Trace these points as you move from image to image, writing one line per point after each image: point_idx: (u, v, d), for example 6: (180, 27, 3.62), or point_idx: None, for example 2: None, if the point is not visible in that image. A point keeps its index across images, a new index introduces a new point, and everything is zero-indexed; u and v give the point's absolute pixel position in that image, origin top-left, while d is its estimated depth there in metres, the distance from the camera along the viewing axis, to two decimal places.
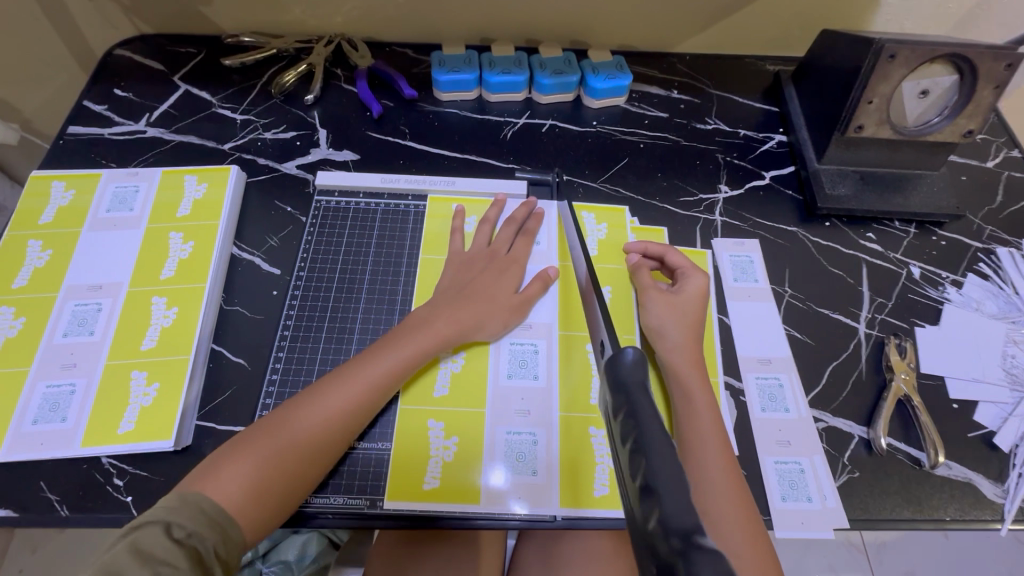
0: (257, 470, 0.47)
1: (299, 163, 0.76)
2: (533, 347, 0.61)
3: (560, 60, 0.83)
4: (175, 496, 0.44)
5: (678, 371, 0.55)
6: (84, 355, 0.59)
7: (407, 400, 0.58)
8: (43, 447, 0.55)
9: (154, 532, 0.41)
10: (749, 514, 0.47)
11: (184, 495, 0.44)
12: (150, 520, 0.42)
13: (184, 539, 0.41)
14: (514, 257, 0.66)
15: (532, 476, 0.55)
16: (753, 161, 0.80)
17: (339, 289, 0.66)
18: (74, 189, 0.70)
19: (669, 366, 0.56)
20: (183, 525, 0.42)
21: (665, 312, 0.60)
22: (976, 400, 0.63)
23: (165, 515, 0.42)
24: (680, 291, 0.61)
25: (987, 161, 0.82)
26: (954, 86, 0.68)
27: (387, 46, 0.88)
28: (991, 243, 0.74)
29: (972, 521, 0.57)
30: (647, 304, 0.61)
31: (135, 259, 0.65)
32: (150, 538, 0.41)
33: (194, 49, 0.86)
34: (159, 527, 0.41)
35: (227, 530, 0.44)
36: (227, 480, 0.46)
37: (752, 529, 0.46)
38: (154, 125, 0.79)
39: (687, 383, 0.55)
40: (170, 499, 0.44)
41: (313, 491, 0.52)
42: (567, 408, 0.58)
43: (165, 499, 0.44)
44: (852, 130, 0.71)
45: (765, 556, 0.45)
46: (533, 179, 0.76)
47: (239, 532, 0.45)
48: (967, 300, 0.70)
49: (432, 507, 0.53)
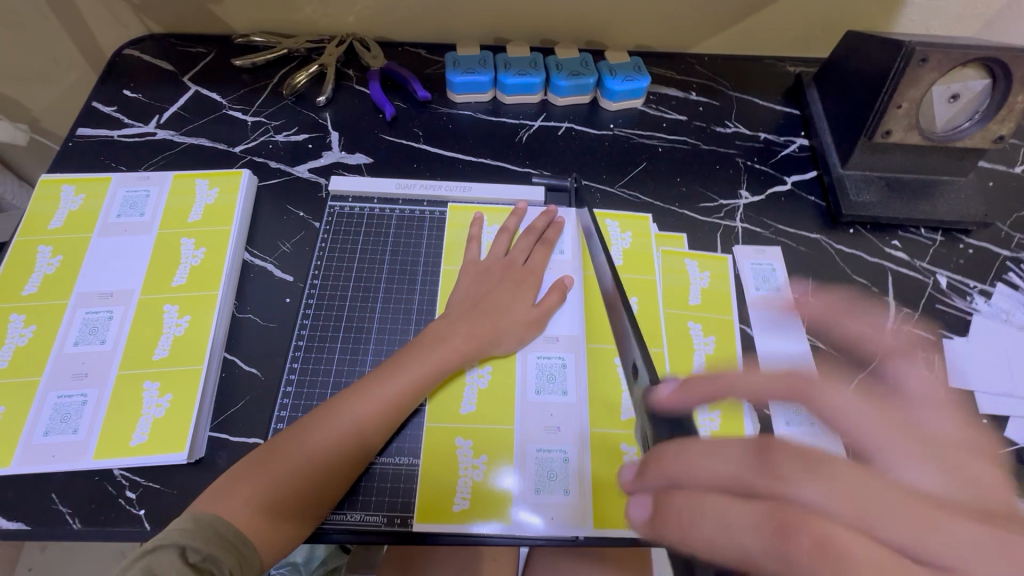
0: (272, 490, 0.46)
1: (311, 167, 0.75)
2: (560, 360, 0.60)
3: (577, 61, 0.81)
4: (188, 517, 0.43)
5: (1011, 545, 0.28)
6: (96, 365, 0.58)
7: (433, 416, 0.56)
8: (54, 459, 0.54)
9: (169, 557, 0.40)
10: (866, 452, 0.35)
11: (196, 516, 0.43)
12: (164, 543, 0.41)
13: (199, 563, 0.41)
14: (531, 267, 0.64)
15: (564, 495, 0.53)
16: (775, 165, 0.78)
17: (354, 298, 0.65)
18: (85, 193, 0.69)
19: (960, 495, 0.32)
20: (199, 549, 0.42)
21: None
22: (1007, 415, 0.61)
23: (180, 537, 0.42)
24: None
25: (1014, 167, 0.80)
26: (985, 90, 0.66)
27: (399, 46, 0.86)
28: (1019, 251, 0.72)
29: None
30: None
31: (146, 266, 0.64)
32: (165, 563, 0.40)
33: (204, 49, 0.85)
34: (174, 551, 0.41)
35: (244, 553, 0.44)
36: (240, 499, 0.45)
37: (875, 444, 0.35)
38: (163, 127, 0.78)
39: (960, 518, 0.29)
40: (183, 521, 0.43)
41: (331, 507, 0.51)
42: (598, 424, 0.57)
43: (178, 520, 0.43)
44: (879, 136, 0.68)
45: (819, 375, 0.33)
46: (550, 185, 0.74)
47: (255, 554, 0.44)
48: (996, 310, 0.68)
49: (461, 527, 0.52)
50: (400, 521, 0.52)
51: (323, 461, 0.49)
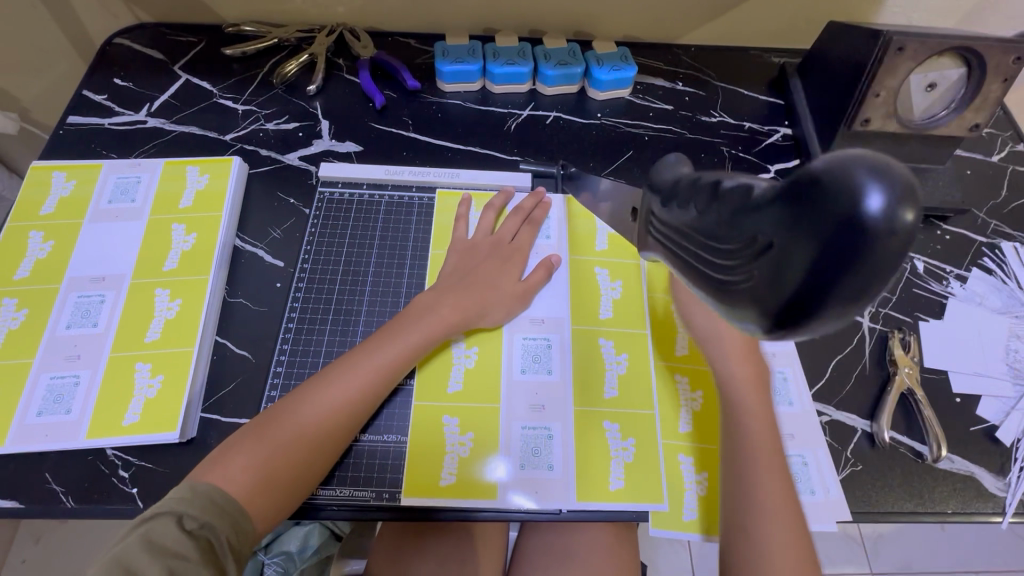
0: (265, 460, 0.47)
1: (301, 154, 0.76)
2: (545, 341, 0.61)
3: (564, 51, 0.82)
4: (186, 486, 0.44)
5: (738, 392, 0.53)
6: (88, 347, 0.59)
7: (421, 394, 0.58)
8: (48, 438, 0.55)
9: (166, 523, 0.41)
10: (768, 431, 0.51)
11: (195, 485, 0.44)
12: (161, 511, 0.42)
13: (196, 531, 0.42)
14: (517, 246, 0.66)
15: (547, 470, 0.55)
16: (759, 154, 0.80)
17: (344, 282, 0.66)
18: (75, 179, 0.70)
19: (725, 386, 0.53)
20: (195, 517, 0.43)
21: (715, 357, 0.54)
22: (979, 394, 0.63)
23: (177, 505, 0.43)
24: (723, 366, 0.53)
25: (992, 155, 0.81)
26: (960, 80, 0.68)
27: (389, 37, 0.87)
28: (995, 238, 0.74)
29: (973, 514, 0.58)
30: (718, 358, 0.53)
31: (138, 251, 0.65)
32: (162, 530, 0.41)
33: (194, 38, 0.85)
34: (171, 518, 0.42)
35: (239, 522, 0.45)
36: (236, 471, 0.46)
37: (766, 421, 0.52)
38: (154, 115, 0.78)
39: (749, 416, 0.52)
40: (181, 490, 0.44)
41: (319, 484, 0.52)
42: (581, 402, 0.58)
43: (175, 490, 0.44)
44: (858, 124, 0.70)
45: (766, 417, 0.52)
46: (537, 172, 0.75)
47: (251, 524, 0.46)
48: (971, 294, 0.70)
49: (447, 501, 0.53)
50: (388, 496, 0.54)
51: (314, 435, 0.50)
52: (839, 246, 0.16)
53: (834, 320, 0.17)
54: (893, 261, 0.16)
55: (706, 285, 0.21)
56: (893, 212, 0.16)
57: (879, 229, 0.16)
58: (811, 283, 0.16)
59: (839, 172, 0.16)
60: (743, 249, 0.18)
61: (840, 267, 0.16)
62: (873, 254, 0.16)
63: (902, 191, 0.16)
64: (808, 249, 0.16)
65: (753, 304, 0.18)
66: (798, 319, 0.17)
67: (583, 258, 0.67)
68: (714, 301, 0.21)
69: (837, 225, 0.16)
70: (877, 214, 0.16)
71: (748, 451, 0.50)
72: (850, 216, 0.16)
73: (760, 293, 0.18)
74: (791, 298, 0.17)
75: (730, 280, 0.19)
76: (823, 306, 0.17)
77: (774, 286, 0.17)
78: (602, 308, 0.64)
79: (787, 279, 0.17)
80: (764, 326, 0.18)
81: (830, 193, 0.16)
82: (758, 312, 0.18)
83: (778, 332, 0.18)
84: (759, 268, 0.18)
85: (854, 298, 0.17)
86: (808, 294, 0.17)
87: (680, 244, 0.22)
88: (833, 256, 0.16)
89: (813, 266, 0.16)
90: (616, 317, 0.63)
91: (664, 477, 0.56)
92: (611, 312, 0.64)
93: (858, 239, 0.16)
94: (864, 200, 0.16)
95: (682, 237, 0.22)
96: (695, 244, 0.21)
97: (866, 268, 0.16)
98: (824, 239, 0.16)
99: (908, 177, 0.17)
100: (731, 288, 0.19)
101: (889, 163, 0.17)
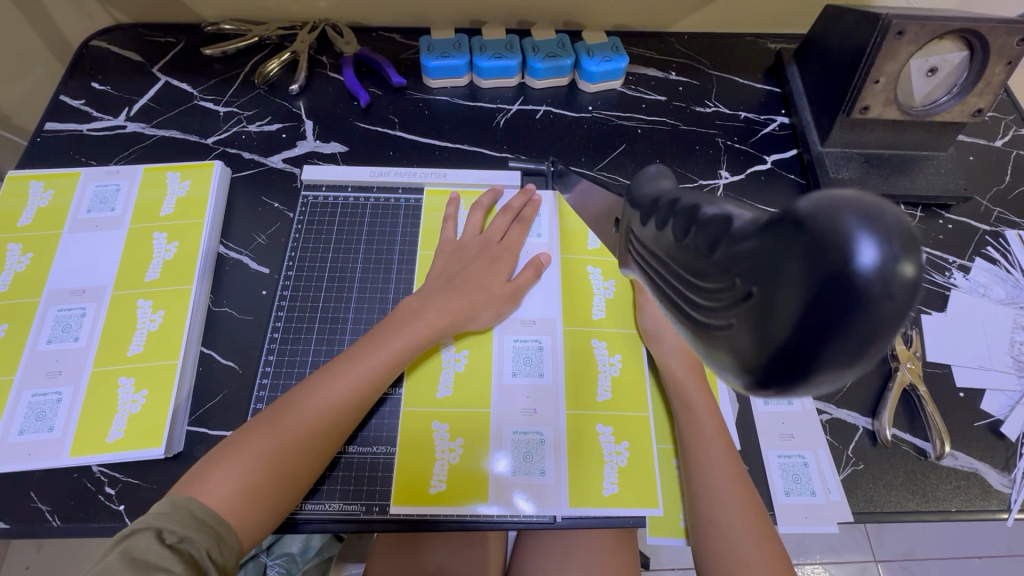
0: (247, 476, 0.46)
1: (286, 157, 0.74)
2: (537, 343, 0.60)
3: (553, 42, 0.79)
4: (167, 500, 0.44)
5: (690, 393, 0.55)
6: (70, 362, 0.58)
7: (409, 401, 0.56)
8: (31, 456, 0.53)
9: (146, 538, 0.41)
10: (723, 433, 0.52)
11: (174, 499, 0.44)
12: (140, 527, 0.41)
13: (176, 544, 0.41)
14: (507, 244, 0.63)
15: (539, 476, 0.54)
16: (755, 144, 0.78)
17: (330, 289, 0.64)
18: (53, 189, 0.68)
19: (672, 379, 0.56)
20: (175, 531, 0.42)
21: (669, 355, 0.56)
22: (983, 388, 0.62)
23: (156, 521, 0.42)
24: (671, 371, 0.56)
25: (995, 140, 0.79)
26: (964, 63, 0.65)
27: (373, 31, 0.84)
28: (999, 226, 0.72)
29: (978, 512, 0.57)
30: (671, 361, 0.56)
31: (119, 261, 0.63)
32: (142, 546, 0.40)
33: (173, 39, 0.83)
34: (150, 533, 0.41)
35: (221, 534, 0.44)
36: (219, 486, 0.45)
37: (717, 420, 0.53)
38: (134, 119, 0.76)
39: (699, 419, 0.53)
40: (162, 504, 0.43)
41: (304, 498, 0.51)
42: (574, 406, 0.57)
43: (156, 504, 0.43)
44: (857, 112, 0.68)
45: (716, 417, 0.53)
46: (527, 169, 0.73)
47: (234, 538, 0.44)
48: (974, 285, 0.68)
49: (438, 511, 0.52)
50: (378, 509, 0.53)
51: (298, 448, 0.48)
52: (827, 305, 0.14)
53: (822, 379, 0.16)
54: (890, 320, 0.14)
55: (681, 323, 0.19)
56: (888, 264, 0.14)
57: (873, 286, 0.14)
58: (800, 339, 0.14)
59: (827, 215, 0.15)
60: (721, 290, 0.16)
61: (830, 329, 0.14)
62: (865, 316, 0.14)
63: (899, 241, 0.14)
64: (794, 303, 0.14)
65: (731, 352, 0.17)
66: (782, 378, 0.15)
67: (574, 258, 0.65)
68: (693, 341, 0.19)
69: (822, 278, 0.14)
70: (870, 270, 0.14)
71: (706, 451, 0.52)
72: (840, 269, 0.14)
73: (740, 342, 0.16)
74: (774, 355, 0.15)
75: (708, 321, 0.17)
76: (812, 368, 0.15)
77: (757, 339, 0.15)
78: (595, 309, 0.62)
79: (769, 334, 0.15)
80: (745, 379, 0.17)
81: (818, 240, 0.14)
82: (735, 362, 0.17)
83: (758, 386, 0.17)
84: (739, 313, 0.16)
85: (846, 360, 0.15)
86: (793, 354, 0.15)
87: (659, 273, 0.20)
88: (821, 314, 0.14)
89: (801, 319, 0.14)
90: (610, 317, 0.62)
91: (660, 482, 0.54)
92: (604, 312, 0.62)
93: (849, 300, 0.14)
94: (855, 253, 0.14)
95: (659, 269, 0.20)
96: (673, 279, 0.19)
97: (858, 330, 0.14)
98: (813, 293, 0.14)
99: (902, 222, 0.15)
100: (710, 329, 0.17)
101: (883, 208, 0.15)
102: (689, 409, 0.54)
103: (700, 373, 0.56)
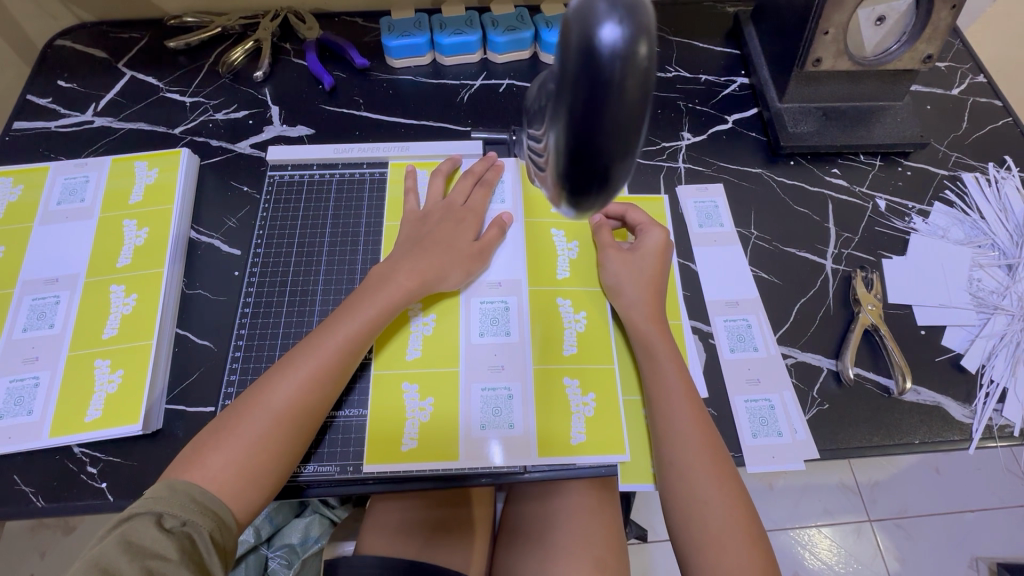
0: (233, 452, 0.47)
1: (253, 142, 0.75)
2: (503, 303, 0.61)
3: (512, 16, 0.79)
4: (164, 485, 0.45)
5: (651, 345, 0.56)
6: (46, 348, 0.59)
7: (379, 365, 0.58)
8: (12, 439, 0.55)
9: (145, 523, 0.42)
10: (685, 379, 0.54)
11: (173, 484, 0.45)
12: (139, 511, 0.43)
13: (176, 528, 0.43)
14: (471, 207, 0.64)
15: (510, 429, 0.55)
16: (716, 105, 0.78)
17: (298, 263, 0.65)
18: (23, 184, 0.69)
19: (629, 323, 0.57)
20: (176, 515, 0.43)
21: (631, 306, 0.58)
22: (944, 325, 0.63)
23: (157, 505, 0.43)
24: (633, 322, 0.57)
25: (952, 89, 0.80)
26: (910, 9, 0.66)
27: (336, 17, 0.85)
28: (956, 170, 0.74)
29: (941, 443, 0.58)
30: (632, 308, 0.58)
31: (90, 249, 0.64)
32: (141, 530, 0.42)
33: (137, 34, 0.84)
34: (150, 518, 0.42)
35: (220, 515, 0.45)
36: (215, 468, 0.47)
37: (678, 367, 0.54)
38: (101, 114, 0.77)
39: (660, 367, 0.54)
40: (159, 489, 0.44)
41: (298, 464, 0.52)
42: (541, 360, 0.58)
43: (154, 489, 0.44)
44: (810, 65, 0.69)
45: (678, 365, 0.54)
46: (489, 139, 0.74)
47: (232, 516, 0.46)
48: (934, 228, 0.69)
49: (412, 468, 0.54)
50: (352, 468, 0.54)
51: (288, 420, 0.50)
52: (589, 78, 0.22)
53: (619, 163, 0.23)
54: (637, 91, 0.22)
55: (544, 179, 0.28)
56: (625, 45, 0.22)
57: (610, 56, 0.22)
58: (583, 112, 0.22)
59: (586, 15, 0.22)
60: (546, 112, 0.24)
61: (594, 108, 0.22)
62: (613, 77, 0.22)
63: (632, 22, 0.22)
64: (571, 93, 0.23)
65: (557, 151, 0.24)
66: (584, 169, 0.24)
67: (537, 221, 0.66)
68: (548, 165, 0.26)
69: (579, 65, 0.22)
70: (610, 44, 0.21)
71: (668, 399, 0.53)
72: (590, 48, 0.22)
73: (561, 140, 0.24)
74: (568, 147, 0.23)
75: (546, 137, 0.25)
76: (596, 132, 0.22)
77: (562, 132, 0.23)
78: (559, 269, 0.63)
79: (562, 130, 0.23)
80: (569, 187, 0.25)
81: (581, 36, 0.22)
82: (561, 157, 0.24)
83: (581, 170, 0.24)
84: (557, 121, 0.24)
85: (617, 125, 0.22)
86: (579, 132, 0.23)
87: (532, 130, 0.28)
88: (586, 91, 0.22)
89: (581, 100, 0.22)
90: (574, 276, 0.63)
91: (628, 428, 0.56)
92: (569, 272, 0.63)
93: (602, 69, 0.22)
94: (601, 36, 0.22)
95: (531, 150, 0.29)
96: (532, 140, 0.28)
97: (611, 91, 0.22)
98: (581, 76, 0.22)
99: (651, 20, 0.23)
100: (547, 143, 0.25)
101: (637, 3, 0.23)
102: (650, 360, 0.55)
103: (662, 320, 0.57)
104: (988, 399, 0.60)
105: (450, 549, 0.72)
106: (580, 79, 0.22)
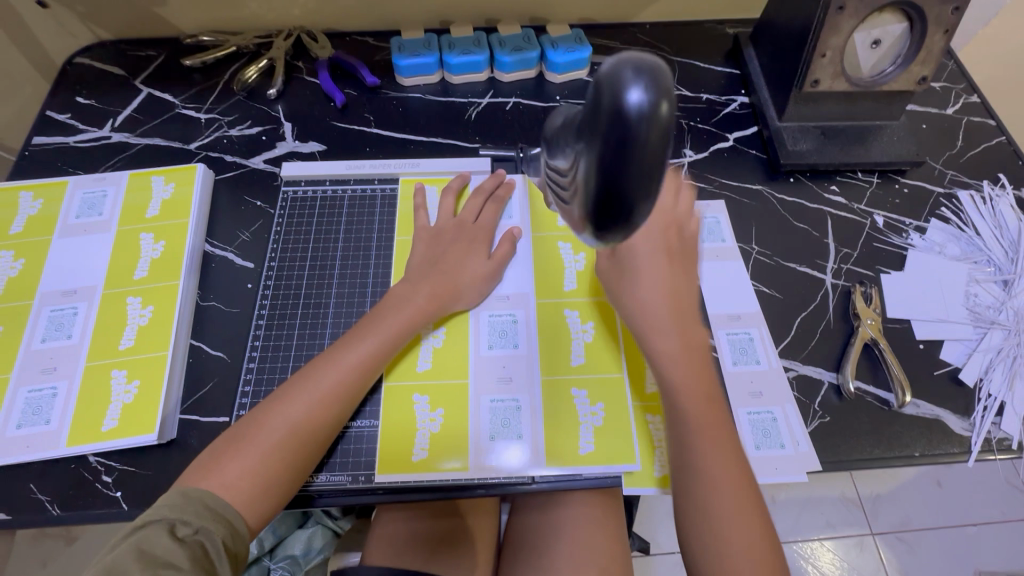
0: (249, 462, 0.49)
1: (265, 158, 0.76)
2: (511, 317, 0.62)
3: (519, 37, 0.82)
4: (177, 493, 0.46)
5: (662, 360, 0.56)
6: (64, 358, 0.60)
7: (391, 376, 0.59)
8: (29, 447, 0.56)
9: (159, 531, 0.43)
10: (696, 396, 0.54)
11: (186, 492, 0.46)
12: (153, 519, 0.44)
13: (188, 536, 0.43)
14: (481, 225, 0.66)
15: (518, 440, 0.56)
16: (716, 124, 0.81)
17: (311, 277, 0.67)
18: (43, 198, 0.71)
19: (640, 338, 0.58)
20: (188, 523, 0.44)
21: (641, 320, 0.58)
22: (942, 339, 0.65)
23: (170, 513, 0.44)
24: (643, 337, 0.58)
25: (946, 108, 0.82)
26: (904, 34, 0.68)
27: (347, 36, 0.87)
28: (952, 187, 0.76)
29: (941, 455, 0.59)
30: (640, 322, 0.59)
31: (108, 262, 0.66)
32: (153, 538, 0.42)
33: (154, 52, 0.86)
34: (163, 526, 0.43)
35: (233, 523, 0.46)
36: (232, 477, 0.48)
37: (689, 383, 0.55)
38: (118, 130, 0.79)
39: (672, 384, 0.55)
40: (173, 497, 0.45)
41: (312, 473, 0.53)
42: (548, 372, 0.60)
43: (167, 496, 0.45)
44: (808, 85, 0.71)
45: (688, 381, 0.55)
46: (496, 156, 0.76)
47: (245, 524, 0.47)
48: (930, 244, 0.71)
49: (423, 478, 0.55)
50: (363, 478, 0.55)
51: (305, 430, 0.51)
52: (615, 136, 0.24)
53: (641, 204, 0.25)
54: (658, 146, 0.24)
55: (568, 213, 0.30)
56: (649, 106, 0.23)
57: (636, 116, 0.23)
58: (610, 164, 0.24)
59: (614, 78, 0.24)
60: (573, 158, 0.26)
61: (620, 159, 0.24)
62: (638, 136, 0.24)
63: (656, 86, 0.24)
64: (599, 145, 0.24)
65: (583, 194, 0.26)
66: (609, 210, 0.26)
67: (544, 235, 0.68)
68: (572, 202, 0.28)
69: (608, 120, 0.24)
70: (637, 107, 0.23)
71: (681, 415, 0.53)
72: (618, 107, 0.24)
73: (587, 185, 0.26)
74: (595, 191, 0.25)
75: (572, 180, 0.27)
76: (621, 183, 0.24)
77: (589, 180, 0.25)
78: (565, 284, 0.65)
79: (590, 176, 0.25)
80: (594, 225, 0.27)
81: (609, 98, 0.24)
82: (588, 202, 0.26)
83: (606, 212, 0.26)
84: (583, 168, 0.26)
85: (641, 176, 0.24)
86: (607, 183, 0.25)
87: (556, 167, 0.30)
88: (614, 147, 0.24)
89: (608, 153, 0.24)
90: (581, 290, 0.64)
91: (635, 440, 0.57)
92: (575, 285, 0.65)
93: (629, 129, 0.24)
94: (627, 99, 0.23)
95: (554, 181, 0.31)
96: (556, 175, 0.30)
97: (636, 147, 0.24)
98: (609, 133, 0.24)
99: (671, 79, 0.25)
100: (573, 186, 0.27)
101: (659, 67, 0.24)
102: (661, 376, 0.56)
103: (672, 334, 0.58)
104: (987, 412, 0.61)
105: (454, 561, 0.72)
106: (610, 136, 0.24)
